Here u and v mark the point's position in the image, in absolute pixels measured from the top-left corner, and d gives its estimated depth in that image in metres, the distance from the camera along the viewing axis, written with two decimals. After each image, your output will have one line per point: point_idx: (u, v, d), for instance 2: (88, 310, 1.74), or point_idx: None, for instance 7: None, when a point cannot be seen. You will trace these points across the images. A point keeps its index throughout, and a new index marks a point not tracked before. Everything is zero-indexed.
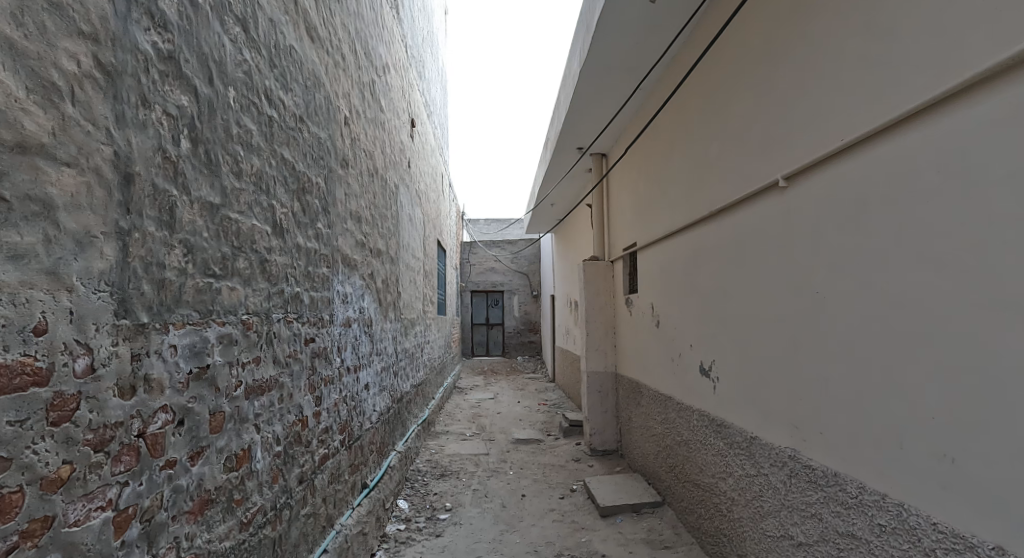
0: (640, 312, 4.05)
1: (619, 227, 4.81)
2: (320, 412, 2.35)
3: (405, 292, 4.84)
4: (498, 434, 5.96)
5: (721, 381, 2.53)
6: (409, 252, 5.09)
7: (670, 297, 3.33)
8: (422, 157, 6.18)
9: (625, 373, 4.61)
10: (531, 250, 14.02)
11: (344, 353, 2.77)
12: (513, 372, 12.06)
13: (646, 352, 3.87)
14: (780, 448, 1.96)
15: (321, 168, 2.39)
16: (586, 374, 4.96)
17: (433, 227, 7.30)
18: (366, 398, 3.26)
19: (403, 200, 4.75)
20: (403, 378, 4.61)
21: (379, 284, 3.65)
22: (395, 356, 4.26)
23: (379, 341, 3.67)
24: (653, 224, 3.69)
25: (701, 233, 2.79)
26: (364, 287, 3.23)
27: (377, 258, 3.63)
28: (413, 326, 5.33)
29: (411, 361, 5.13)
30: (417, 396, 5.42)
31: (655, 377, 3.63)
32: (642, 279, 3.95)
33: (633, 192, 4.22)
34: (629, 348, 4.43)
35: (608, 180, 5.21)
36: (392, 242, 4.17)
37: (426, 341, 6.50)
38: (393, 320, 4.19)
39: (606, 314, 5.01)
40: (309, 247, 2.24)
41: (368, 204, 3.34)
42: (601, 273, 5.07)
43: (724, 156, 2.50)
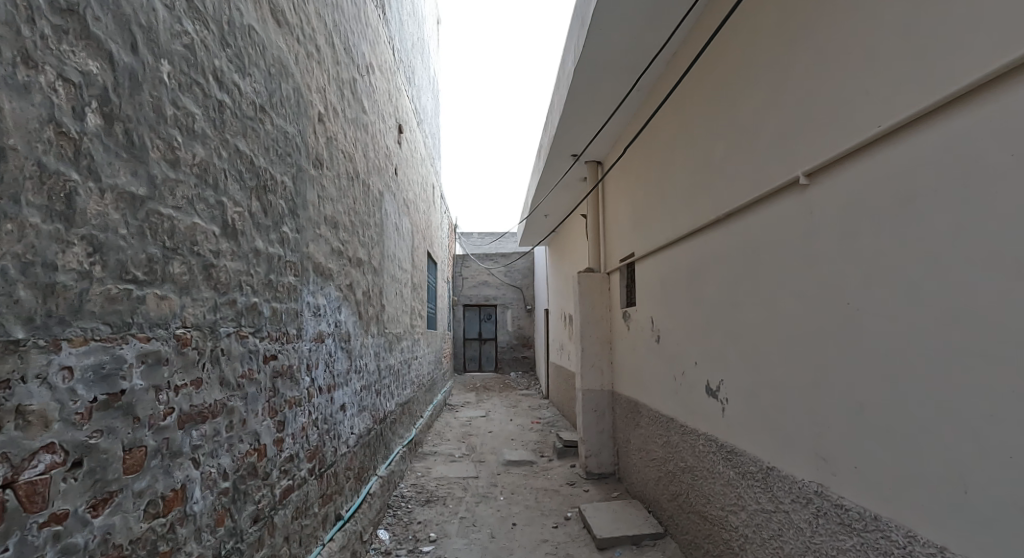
0: (639, 327, 3.82)
1: (616, 237, 4.59)
2: (283, 438, 2.10)
3: (390, 306, 4.60)
4: (489, 455, 5.67)
5: (730, 403, 2.29)
6: (395, 263, 4.85)
7: (671, 311, 3.10)
8: (411, 166, 5.98)
9: (622, 391, 4.37)
10: (524, 263, 13.80)
11: (315, 372, 2.52)
12: (506, 388, 11.76)
13: (645, 370, 3.63)
14: (804, 483, 1.72)
15: (288, 166, 2.17)
16: (582, 392, 4.70)
17: (423, 239, 7.07)
18: (342, 420, 3.00)
19: (389, 208, 4.53)
20: (386, 397, 4.34)
21: (359, 296, 3.41)
22: (377, 374, 4.00)
23: (359, 358, 3.41)
24: (652, 234, 3.48)
25: (706, 241, 2.57)
26: (341, 300, 2.99)
27: (357, 268, 3.39)
28: (399, 341, 5.07)
29: (397, 379, 4.86)
30: (403, 415, 5.14)
31: (656, 397, 3.38)
32: (641, 291, 3.73)
33: (631, 199, 4.02)
34: (626, 364, 4.20)
35: (604, 189, 5.02)
36: (375, 251, 3.94)
37: (414, 357, 6.24)
38: (376, 335, 3.94)
39: (602, 329, 4.78)
40: (272, 252, 2.00)
41: (346, 210, 3.12)
42: (597, 285, 4.84)
43: (730, 156, 2.29)
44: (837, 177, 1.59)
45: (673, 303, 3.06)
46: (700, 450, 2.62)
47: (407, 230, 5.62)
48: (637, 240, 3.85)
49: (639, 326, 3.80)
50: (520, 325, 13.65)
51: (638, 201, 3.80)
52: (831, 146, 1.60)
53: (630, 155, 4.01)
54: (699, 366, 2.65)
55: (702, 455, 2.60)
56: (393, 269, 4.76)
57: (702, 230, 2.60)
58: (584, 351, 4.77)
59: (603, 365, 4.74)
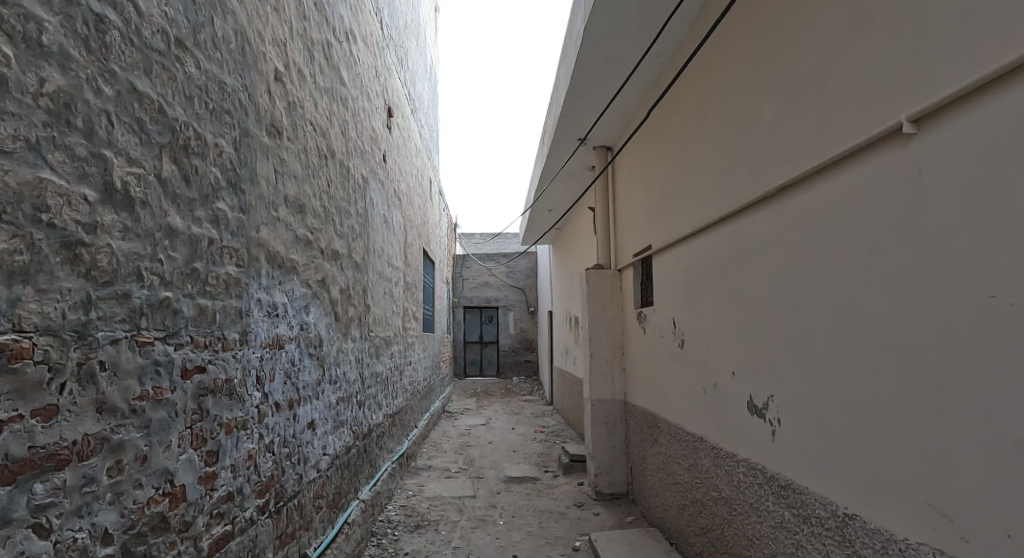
0: (657, 330, 3.37)
1: (629, 229, 4.14)
2: (217, 473, 1.64)
3: (377, 307, 4.14)
4: (488, 470, 5.21)
5: (785, 425, 1.83)
6: (384, 260, 4.41)
7: (698, 310, 2.64)
8: (404, 155, 5.53)
9: (637, 401, 3.90)
10: (527, 263, 13.36)
11: (270, 386, 2.06)
12: (508, 394, 11.30)
13: (665, 378, 3.17)
14: (907, 544, 1.26)
15: (227, 127, 1.72)
16: (591, 401, 4.24)
17: (418, 235, 6.62)
18: (311, 442, 2.54)
19: (375, 198, 4.08)
20: (372, 409, 3.89)
21: (334, 296, 2.96)
22: (360, 384, 3.55)
23: (334, 367, 2.95)
24: (672, 222, 3.03)
25: (746, 225, 2.12)
26: (309, 299, 2.54)
27: (332, 263, 2.94)
28: (389, 346, 4.61)
29: (386, 389, 4.40)
30: (393, 427, 4.68)
31: (680, 410, 2.92)
32: (660, 288, 3.28)
33: (647, 185, 3.57)
34: (642, 371, 3.75)
35: (614, 177, 4.56)
36: (357, 245, 3.50)
37: (408, 362, 5.78)
38: (358, 341, 3.48)
39: (613, 331, 4.32)
40: (200, 233, 1.55)
41: (317, 194, 2.67)
42: (607, 283, 4.39)
43: (782, 116, 1.84)
44: (960, 118, 1.13)
45: (702, 300, 2.60)
46: (740, 479, 2.16)
47: (398, 225, 5.17)
48: (654, 231, 3.40)
49: (658, 328, 3.35)
50: (522, 327, 13.18)
51: (655, 186, 3.35)
52: (952, 76, 1.14)
53: (647, 135, 3.56)
54: (739, 376, 2.18)
55: (743, 486, 2.14)
56: (381, 267, 4.31)
57: (740, 210, 2.15)
58: (593, 356, 4.31)
59: (614, 371, 4.28)
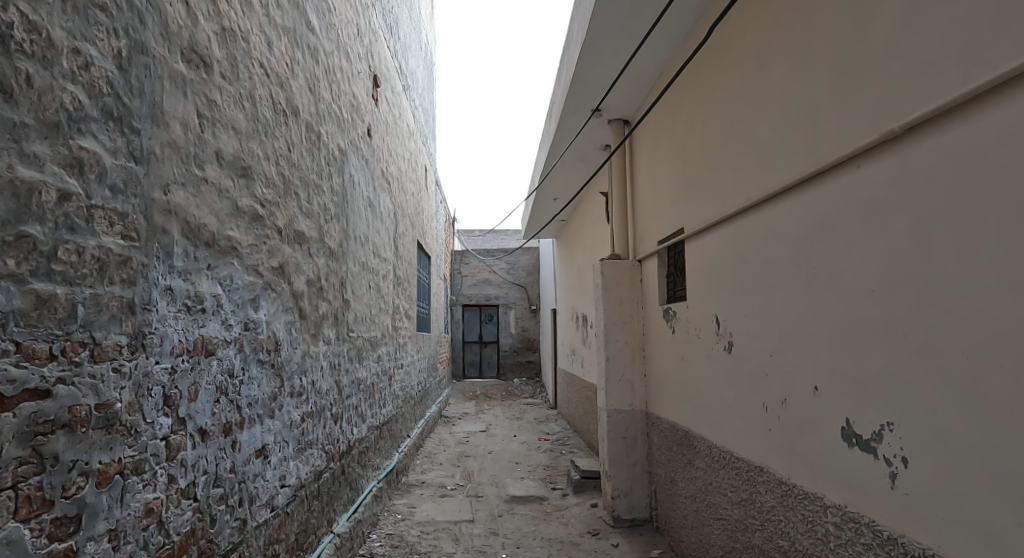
0: (691, 328, 2.82)
1: (652, 212, 3.59)
2: (82, 548, 1.09)
3: (359, 304, 3.59)
4: (488, 487, 4.66)
5: (919, 469, 1.27)
6: (369, 249, 3.86)
7: (756, 302, 2.10)
8: (394, 136, 4.97)
9: (662, 412, 3.35)
10: (528, 260, 12.82)
11: (188, 408, 1.50)
12: (510, 396, 10.76)
13: (704, 387, 2.63)
14: None
15: (102, 31, 1.16)
16: (608, 411, 3.70)
17: (410, 226, 6.06)
18: (261, 475, 1.98)
19: (356, 178, 3.52)
20: (351, 424, 3.34)
21: (298, 287, 2.40)
22: (336, 395, 3.00)
23: (298, 376, 2.39)
24: (714, 196, 2.50)
25: (842, 187, 1.57)
26: (256, 290, 1.98)
27: (295, 248, 2.38)
28: (374, 349, 4.05)
29: (370, 398, 3.85)
30: (380, 441, 4.13)
31: (728, 427, 2.36)
32: (698, 278, 2.75)
33: (676, 157, 3.04)
34: (669, 377, 3.21)
35: (634, 155, 4.02)
36: (332, 228, 2.95)
37: (398, 365, 5.23)
38: (332, 344, 2.93)
39: (633, 330, 3.77)
40: (37, 179, 0.99)
41: (270, 159, 2.11)
42: (625, 274, 3.84)
43: (914, 22, 1.29)
44: None
45: (764, 291, 2.04)
46: (829, 533, 1.60)
47: (387, 213, 4.62)
48: (688, 210, 2.86)
49: (693, 327, 2.80)
50: (524, 327, 12.62)
51: (690, 157, 2.81)
52: None
53: (678, 98, 3.02)
54: (831, 393, 1.62)
55: (833, 544, 1.59)
56: (365, 258, 3.76)
57: (834, 166, 1.59)
58: (609, 359, 3.76)
59: (634, 377, 3.74)
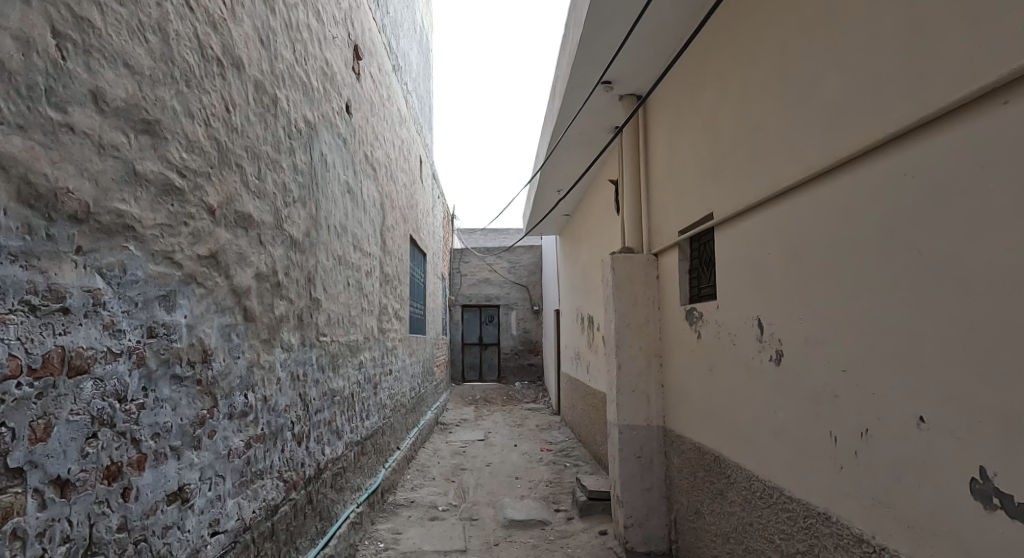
0: (723, 333, 2.36)
1: (671, 198, 3.13)
2: None
3: (334, 305, 3.14)
4: (483, 508, 4.21)
5: None
6: (347, 242, 3.42)
7: (820, 300, 1.63)
8: (381, 119, 4.52)
9: (684, 430, 2.88)
10: (530, 258, 12.38)
11: (33, 453, 1.04)
12: (511, 401, 10.31)
13: (741, 404, 2.16)
14: None
15: None
16: (620, 427, 3.24)
17: (401, 220, 5.62)
18: (177, 527, 1.52)
19: (330, 160, 3.07)
20: (322, 443, 2.89)
21: (239, 283, 1.95)
22: (298, 412, 2.55)
23: (240, 393, 1.93)
24: (760, 170, 2.03)
25: (972, 137, 1.10)
26: (171, 285, 1.52)
27: (236, 235, 1.93)
28: (354, 355, 3.60)
29: (347, 412, 3.40)
30: (361, 458, 3.69)
31: (776, 457, 1.89)
32: (733, 272, 2.29)
33: (703, 130, 2.58)
34: (692, 389, 2.74)
35: (648, 135, 3.56)
36: (295, 213, 2.51)
37: (386, 371, 4.78)
38: (292, 353, 2.48)
39: (647, 334, 3.32)
40: None
41: (197, 117, 1.66)
42: (640, 270, 3.39)
43: None
44: None
45: (833, 284, 1.57)
46: None
47: (371, 204, 4.17)
48: (721, 191, 2.39)
49: (725, 332, 2.34)
50: (525, 328, 12.16)
51: (724, 127, 2.35)
52: None
53: (706, 60, 2.57)
54: (952, 429, 1.15)
55: None
56: (342, 252, 3.31)
57: (967, 102, 1.10)
58: (621, 367, 3.30)
59: (650, 387, 3.27)
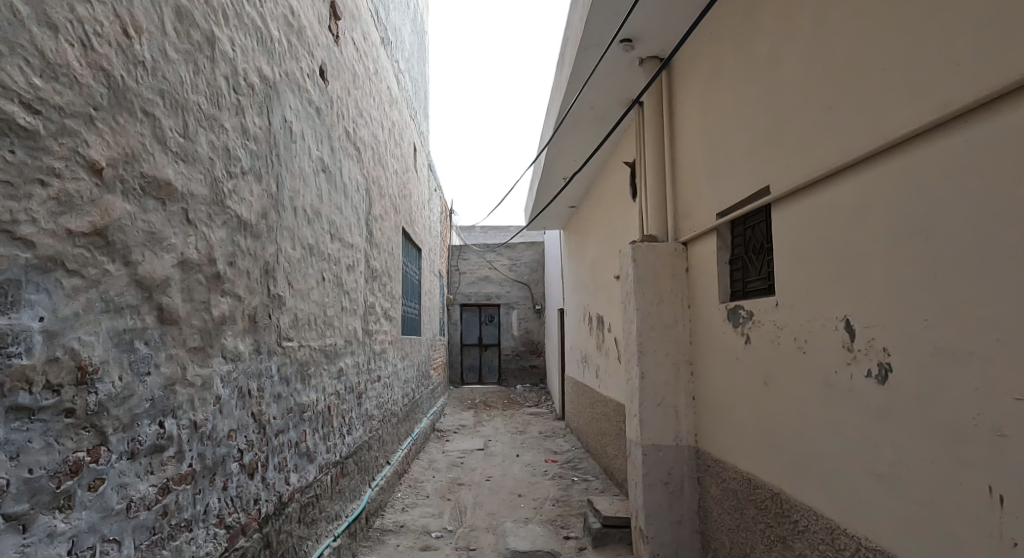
0: (788, 336, 1.86)
1: (705, 176, 2.63)
2: None
3: (302, 304, 2.64)
4: (481, 535, 3.72)
5: None
6: (320, 230, 2.92)
7: (967, 292, 1.13)
8: (366, 95, 4.02)
9: (723, 454, 2.39)
10: (531, 255, 11.87)
11: None
12: (512, 405, 9.82)
13: (819, 430, 1.66)
14: None
15: None
16: (644, 447, 2.74)
17: (391, 211, 5.12)
18: None
19: (297, 131, 2.57)
20: (285, 472, 2.39)
21: (151, 273, 1.45)
22: (250, 437, 2.05)
23: (151, 422, 1.43)
24: (849, 121, 1.53)
25: None
26: (8, 273, 1.01)
27: (146, 207, 1.43)
28: (329, 362, 3.10)
29: (320, 431, 2.89)
30: (339, 482, 3.19)
31: (883, 508, 1.39)
32: (802, 259, 1.79)
33: (756, 84, 2.08)
34: (739, 404, 2.24)
35: (674, 105, 3.06)
36: (243, 189, 2.01)
37: (373, 378, 4.29)
38: (240, 364, 1.98)
39: (675, 336, 2.82)
40: None
41: (67, 32, 1.15)
42: (667, 262, 2.88)
43: None
44: None
45: (996, 267, 1.07)
46: None
47: (353, 190, 3.67)
48: (785, 157, 1.89)
49: (788, 338, 1.85)
50: (526, 328, 11.66)
51: (789, 75, 1.85)
52: None
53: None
54: None
55: None
56: (313, 241, 2.81)
57: None
58: (645, 376, 2.81)
59: (679, 399, 2.77)
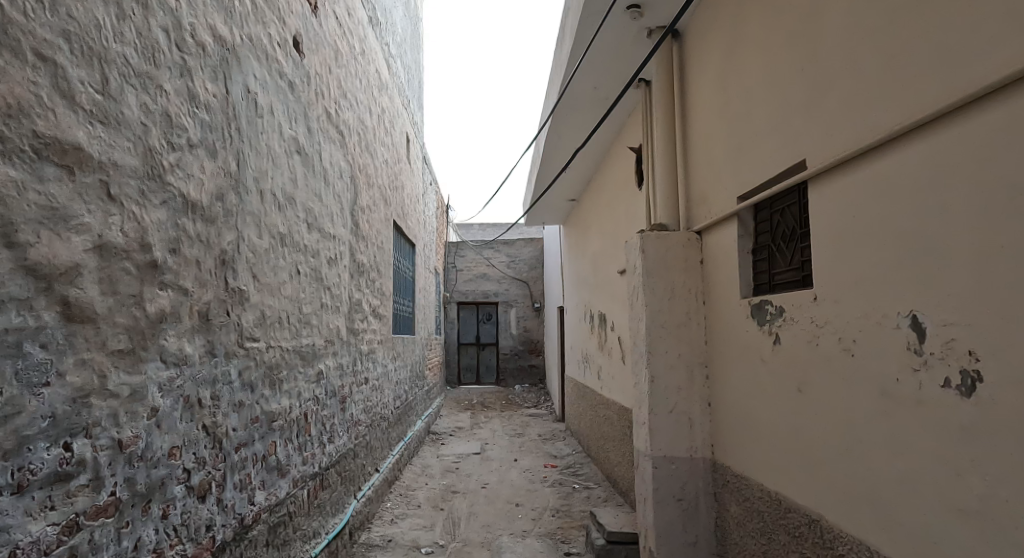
0: (828, 336, 1.59)
1: (721, 156, 2.34)
2: None
3: (270, 300, 2.35)
4: (475, 551, 3.43)
5: None
6: (294, 218, 2.63)
7: None
8: (350, 76, 3.73)
9: (746, 469, 2.11)
10: (530, 252, 11.58)
11: None
12: (510, 406, 9.54)
13: (873, 450, 1.38)
14: None
15: None
16: (654, 459, 2.47)
17: (381, 202, 4.83)
18: None
19: (263, 105, 2.28)
20: (248, 491, 2.11)
21: (49, 259, 1.16)
22: (200, 454, 1.76)
23: (50, 445, 1.14)
24: (917, 72, 1.25)
25: None
26: None
27: (41, 176, 1.14)
28: (306, 365, 2.82)
29: (293, 441, 2.61)
30: (317, 496, 2.91)
31: (968, 552, 1.11)
32: (847, 245, 1.50)
33: (787, 43, 1.79)
34: (763, 414, 1.97)
35: (687, 80, 2.77)
36: (191, 164, 1.72)
37: (360, 380, 4.01)
38: (186, 370, 1.69)
39: (688, 335, 2.54)
40: None
41: None
42: (679, 253, 2.60)
43: None
44: None
45: None
46: None
47: (335, 177, 3.39)
48: (824, 124, 1.60)
49: (829, 338, 1.57)
50: (525, 327, 11.37)
51: (829, 27, 1.56)
52: None
53: None
54: None
55: None
56: (285, 230, 2.52)
57: None
58: (654, 380, 2.52)
59: (692, 407, 2.50)
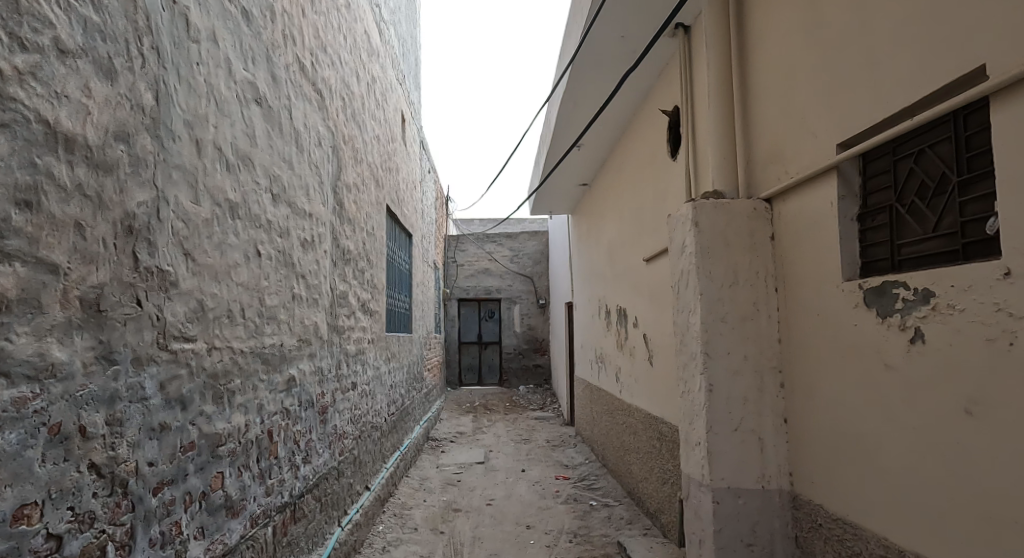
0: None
1: (807, 95, 1.79)
2: None
3: (214, 288, 1.79)
4: None
5: None
6: (250, 185, 2.07)
7: None
8: (330, 28, 3.16)
9: (855, 513, 1.56)
10: (534, 245, 11.02)
11: None
12: (515, 409, 8.98)
13: None
14: None
15: None
16: (716, 493, 1.94)
17: (371, 183, 4.27)
18: None
19: (200, 27, 1.72)
20: (177, 547, 1.55)
21: None
22: (86, 509, 1.20)
23: None
24: None
25: None
26: None
27: None
28: (270, 371, 2.26)
29: (251, 470, 2.05)
30: (287, 533, 2.36)
31: None
32: None
33: None
34: (887, 440, 1.43)
35: (747, 11, 2.21)
36: (65, 80, 1.15)
37: (346, 387, 3.46)
38: (55, 386, 1.12)
39: (757, 331, 1.98)
40: None
41: None
42: (743, 228, 2.04)
43: None
44: None
45: None
46: None
47: (311, 143, 2.82)
48: (1016, 9, 1.06)
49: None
50: (529, 324, 10.81)
51: None
52: None
53: None
54: None
55: None
56: (236, 198, 1.96)
57: None
58: (713, 389, 1.99)
59: (764, 424, 1.94)
